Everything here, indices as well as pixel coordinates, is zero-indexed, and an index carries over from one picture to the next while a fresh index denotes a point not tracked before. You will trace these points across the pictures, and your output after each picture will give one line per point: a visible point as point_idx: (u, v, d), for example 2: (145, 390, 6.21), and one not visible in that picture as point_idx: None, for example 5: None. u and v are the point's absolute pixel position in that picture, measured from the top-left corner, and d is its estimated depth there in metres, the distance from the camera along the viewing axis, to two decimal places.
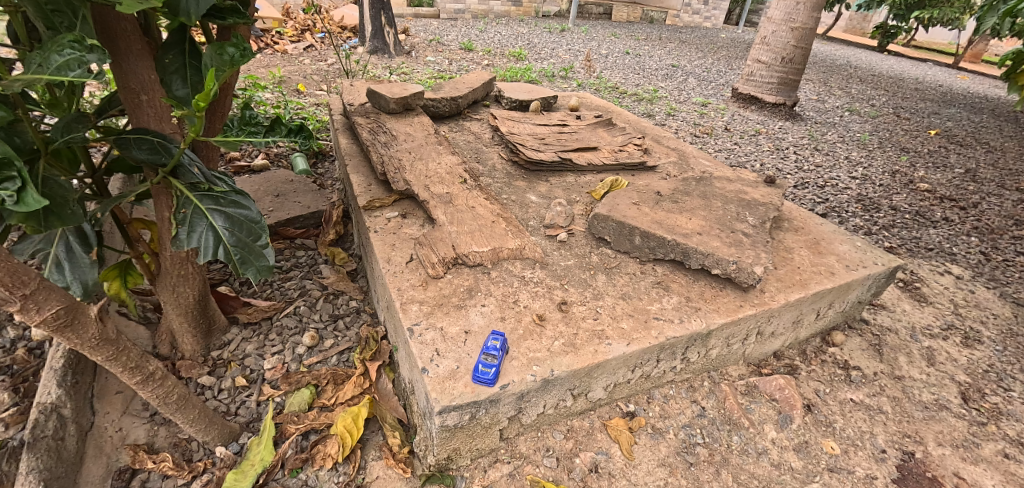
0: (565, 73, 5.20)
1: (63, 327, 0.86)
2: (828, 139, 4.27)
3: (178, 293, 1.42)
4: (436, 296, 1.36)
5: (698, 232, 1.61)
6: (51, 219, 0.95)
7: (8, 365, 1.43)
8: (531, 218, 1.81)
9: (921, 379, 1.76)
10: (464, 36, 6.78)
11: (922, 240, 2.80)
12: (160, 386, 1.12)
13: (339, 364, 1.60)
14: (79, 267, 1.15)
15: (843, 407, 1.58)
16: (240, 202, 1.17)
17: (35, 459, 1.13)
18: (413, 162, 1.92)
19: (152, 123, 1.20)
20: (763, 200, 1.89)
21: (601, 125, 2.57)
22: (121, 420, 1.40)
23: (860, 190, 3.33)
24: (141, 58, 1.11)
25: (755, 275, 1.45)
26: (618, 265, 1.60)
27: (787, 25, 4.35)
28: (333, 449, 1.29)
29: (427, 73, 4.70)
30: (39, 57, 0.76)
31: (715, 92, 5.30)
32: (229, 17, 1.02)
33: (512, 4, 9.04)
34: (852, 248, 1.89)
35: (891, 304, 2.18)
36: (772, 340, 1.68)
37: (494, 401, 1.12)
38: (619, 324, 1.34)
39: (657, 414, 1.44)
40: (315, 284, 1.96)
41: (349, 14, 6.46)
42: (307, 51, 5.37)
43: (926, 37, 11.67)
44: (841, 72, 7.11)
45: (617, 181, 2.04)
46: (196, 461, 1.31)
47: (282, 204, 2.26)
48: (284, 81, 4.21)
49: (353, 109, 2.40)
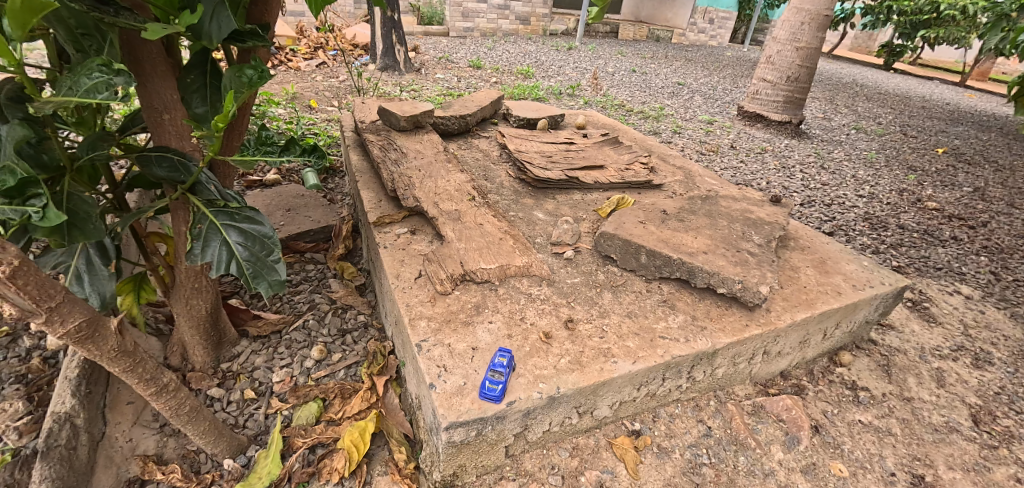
0: (572, 91, 5.28)
1: (83, 340, 0.88)
2: (835, 157, 4.28)
3: (191, 305, 1.45)
4: (444, 312, 1.38)
5: (703, 251, 1.62)
6: (73, 233, 0.99)
7: (23, 374, 1.46)
8: (538, 235, 1.84)
9: (931, 401, 1.74)
10: (473, 54, 6.91)
11: (931, 259, 2.79)
12: (173, 397, 1.14)
13: (347, 378, 1.62)
14: (97, 279, 1.18)
15: (851, 428, 1.57)
16: (255, 218, 1.21)
17: (48, 468, 1.15)
18: (423, 180, 1.95)
19: (173, 141, 1.23)
20: (769, 219, 1.90)
21: (607, 143, 2.61)
22: (132, 431, 1.42)
23: (868, 209, 3.32)
24: (164, 79, 1.14)
25: (761, 295, 1.46)
26: (624, 283, 1.62)
27: (792, 44, 4.41)
28: (340, 464, 1.29)
29: (437, 90, 4.79)
30: (69, 80, 0.80)
31: (720, 109, 5.35)
32: (248, 40, 1.05)
33: (520, 23, 9.20)
34: (859, 268, 1.90)
35: (899, 324, 2.17)
36: (779, 360, 1.68)
37: (500, 418, 1.13)
38: (625, 343, 1.35)
39: (663, 433, 1.44)
40: (324, 297, 1.98)
41: (361, 32, 6.60)
42: (320, 68, 5.51)
43: (931, 56, 11.71)
44: (847, 90, 7.14)
45: (623, 199, 2.06)
46: (204, 473, 1.32)
47: (293, 218, 2.30)
48: (297, 97, 4.31)
49: (364, 126, 2.45)
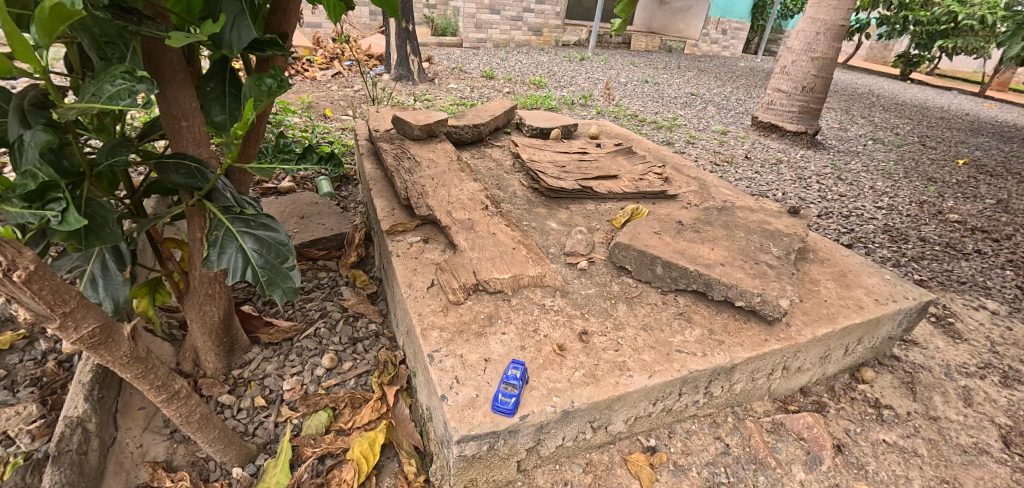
0: (585, 101, 5.29)
1: (96, 345, 0.87)
2: (852, 168, 4.20)
3: (205, 311, 1.45)
4: (456, 323, 1.36)
5: (721, 263, 1.59)
6: (90, 238, 1.00)
7: (38, 377, 1.47)
8: (551, 246, 1.82)
9: (958, 421, 1.67)
10: (486, 64, 6.98)
11: (954, 273, 2.71)
12: (183, 404, 1.13)
13: (357, 387, 1.61)
14: (114, 284, 1.19)
15: (875, 448, 1.51)
16: (270, 225, 1.21)
17: (58, 472, 1.15)
18: (436, 188, 1.95)
19: (191, 147, 1.24)
20: (787, 231, 1.86)
21: (621, 153, 2.59)
22: (142, 436, 1.42)
23: (888, 221, 3.25)
24: (183, 87, 1.15)
25: (781, 308, 1.42)
26: (639, 294, 1.59)
27: (807, 54, 4.38)
28: (349, 475, 1.27)
29: (450, 99, 4.83)
30: (94, 87, 0.81)
31: (735, 120, 5.31)
32: (268, 49, 1.07)
33: (533, 34, 9.28)
34: (881, 281, 1.84)
35: (923, 340, 2.10)
36: (799, 375, 1.63)
37: (512, 432, 1.11)
38: (640, 356, 1.32)
39: (679, 450, 1.40)
40: (336, 305, 1.98)
41: (377, 43, 6.71)
42: (335, 78, 5.59)
43: (949, 66, 11.52)
44: (864, 100, 7.05)
45: (638, 209, 2.04)
46: (212, 482, 1.31)
47: (307, 226, 2.31)
48: (312, 106, 4.38)
49: (378, 135, 2.47)
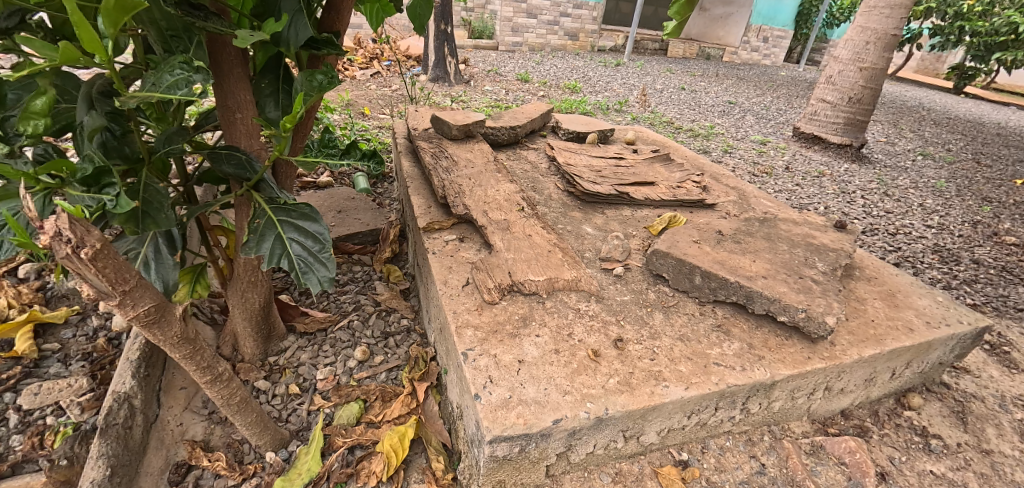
0: (620, 107, 5.25)
1: (149, 323, 0.91)
2: (900, 183, 4.01)
3: (246, 298, 1.50)
4: (490, 322, 1.36)
5: (763, 275, 1.54)
6: (147, 222, 1.06)
7: (90, 353, 1.54)
8: (587, 250, 1.80)
9: (1015, 456, 1.56)
10: (521, 67, 7.02)
11: (1011, 299, 2.54)
12: (225, 387, 1.17)
13: (387, 381, 1.63)
14: (164, 267, 1.23)
15: (921, 479, 1.43)
16: (310, 215, 1.24)
17: (105, 445, 1.22)
18: (472, 188, 1.97)
19: (242, 139, 1.27)
20: (834, 245, 1.79)
21: (658, 160, 2.55)
22: (182, 415, 1.48)
23: (937, 241, 3.09)
24: (240, 81, 1.19)
25: (826, 326, 1.36)
26: (676, 304, 1.55)
27: (855, 64, 4.22)
28: (378, 467, 1.29)
29: (485, 101, 4.87)
30: (154, 76, 0.84)
31: (774, 130, 5.17)
32: (323, 48, 1.10)
33: (568, 38, 9.26)
34: (932, 303, 1.75)
35: (975, 369, 1.98)
36: (841, 397, 1.56)
37: (544, 435, 1.10)
38: (676, 367, 1.29)
39: (712, 466, 1.36)
40: (369, 299, 2.01)
41: (416, 45, 6.86)
42: (374, 77, 5.72)
43: (1008, 81, 10.91)
44: (913, 114, 6.73)
45: (675, 217, 2.01)
46: (246, 464, 1.35)
47: (343, 220, 2.37)
48: (351, 104, 4.49)
49: (416, 134, 2.51)
